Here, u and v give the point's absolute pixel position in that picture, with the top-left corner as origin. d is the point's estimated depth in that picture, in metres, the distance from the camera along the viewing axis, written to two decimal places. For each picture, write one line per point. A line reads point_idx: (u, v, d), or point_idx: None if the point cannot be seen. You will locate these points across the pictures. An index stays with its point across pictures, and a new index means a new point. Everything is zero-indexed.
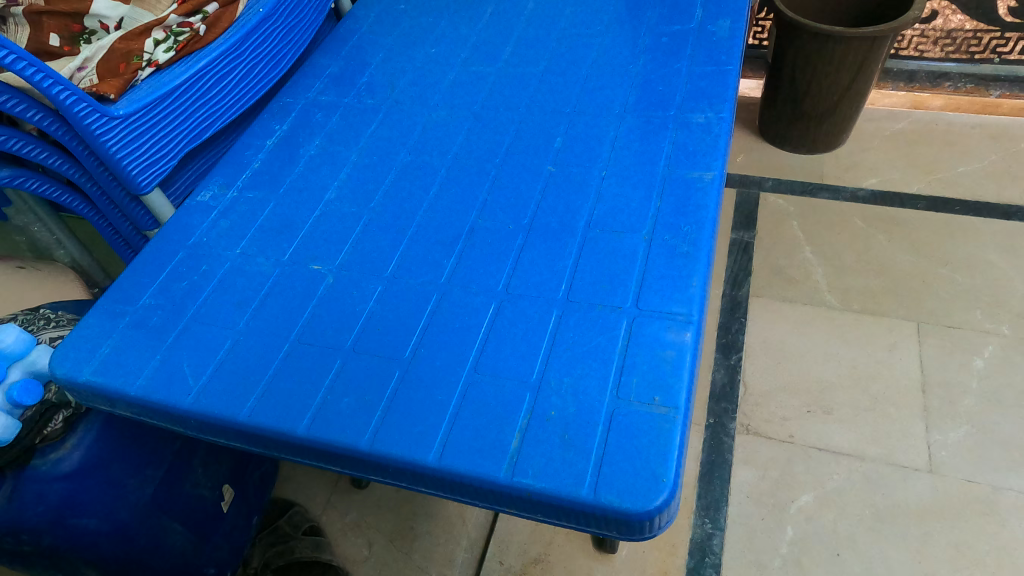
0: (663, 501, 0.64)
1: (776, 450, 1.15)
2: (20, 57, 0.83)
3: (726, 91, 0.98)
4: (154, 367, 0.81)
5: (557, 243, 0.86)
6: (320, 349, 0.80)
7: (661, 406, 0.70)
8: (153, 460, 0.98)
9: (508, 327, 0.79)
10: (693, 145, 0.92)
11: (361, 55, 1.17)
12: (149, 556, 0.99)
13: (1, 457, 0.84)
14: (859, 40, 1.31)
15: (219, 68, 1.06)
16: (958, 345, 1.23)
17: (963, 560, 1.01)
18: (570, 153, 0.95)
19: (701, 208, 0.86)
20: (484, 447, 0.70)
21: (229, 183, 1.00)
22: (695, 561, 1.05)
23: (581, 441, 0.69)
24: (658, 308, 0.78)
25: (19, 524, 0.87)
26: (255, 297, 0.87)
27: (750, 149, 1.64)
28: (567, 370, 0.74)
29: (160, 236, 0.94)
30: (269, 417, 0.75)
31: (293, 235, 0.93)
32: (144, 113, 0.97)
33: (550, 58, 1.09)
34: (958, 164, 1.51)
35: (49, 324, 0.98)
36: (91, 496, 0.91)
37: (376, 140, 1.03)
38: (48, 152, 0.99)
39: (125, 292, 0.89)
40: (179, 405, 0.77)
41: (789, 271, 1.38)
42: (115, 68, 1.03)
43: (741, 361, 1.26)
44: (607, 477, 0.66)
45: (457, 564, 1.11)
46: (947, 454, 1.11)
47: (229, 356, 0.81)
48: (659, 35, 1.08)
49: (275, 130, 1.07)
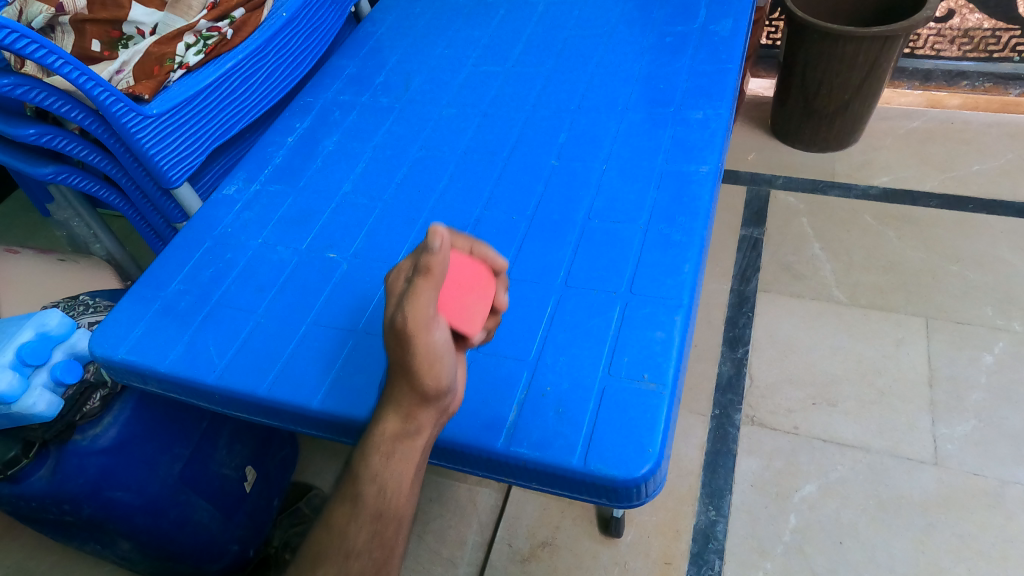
0: (649, 470, 0.68)
1: (781, 441, 1.17)
2: (66, 62, 0.90)
3: (725, 88, 1.02)
4: (181, 347, 0.87)
5: (558, 233, 0.90)
6: (334, 331, 0.85)
7: (650, 382, 0.74)
8: (180, 439, 1.04)
9: (509, 310, 0.83)
10: (692, 140, 0.96)
11: (379, 56, 1.23)
12: (179, 531, 1.05)
13: (47, 430, 0.91)
14: (871, 39, 1.34)
15: (244, 70, 1.12)
16: (968, 341, 1.24)
17: (966, 551, 1.03)
18: (573, 147, 0.99)
19: (697, 199, 0.89)
20: (482, 420, 0.74)
21: (253, 178, 1.06)
22: (698, 547, 1.08)
23: (573, 414, 0.73)
24: (650, 293, 0.81)
25: (60, 494, 0.93)
26: (275, 283, 0.92)
27: (762, 147, 1.66)
28: (563, 350, 0.78)
29: (190, 228, 1.01)
30: (286, 392, 0.80)
31: (311, 226, 0.98)
32: (175, 112, 1.03)
33: (557, 57, 1.13)
34: (974, 162, 1.51)
35: (88, 310, 1.05)
36: (125, 470, 0.97)
37: (390, 136, 1.08)
38: (88, 149, 1.05)
39: (156, 278, 0.95)
40: (203, 381, 0.83)
41: (797, 267, 1.40)
42: (149, 71, 1.10)
43: (748, 353, 1.29)
44: (596, 448, 0.70)
45: (468, 544, 1.13)
46: (953, 447, 1.13)
47: (251, 336, 0.87)
48: (662, 34, 1.12)
49: (297, 128, 1.12)
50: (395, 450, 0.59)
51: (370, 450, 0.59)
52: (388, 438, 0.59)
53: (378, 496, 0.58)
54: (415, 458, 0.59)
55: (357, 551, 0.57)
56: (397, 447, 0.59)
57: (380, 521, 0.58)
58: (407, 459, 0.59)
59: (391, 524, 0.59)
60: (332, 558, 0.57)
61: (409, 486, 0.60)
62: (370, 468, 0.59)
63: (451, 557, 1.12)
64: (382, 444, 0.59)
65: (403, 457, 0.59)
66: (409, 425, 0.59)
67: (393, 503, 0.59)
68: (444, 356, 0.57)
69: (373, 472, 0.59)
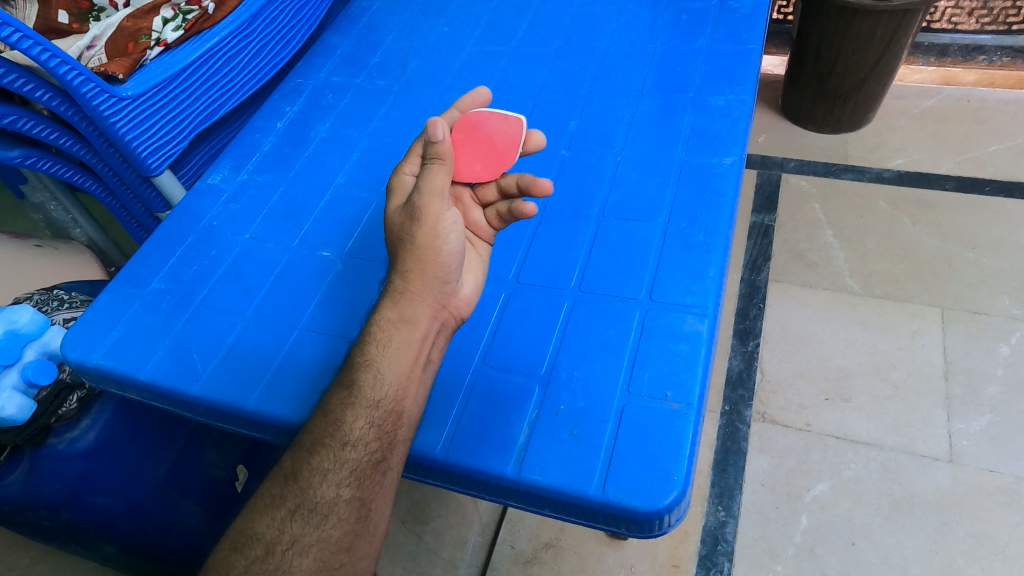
0: (674, 500, 0.63)
1: (793, 438, 1.13)
2: (26, 35, 0.81)
3: (748, 72, 0.95)
4: (163, 352, 0.81)
5: (570, 232, 0.84)
6: (330, 337, 0.79)
7: (673, 401, 0.68)
8: (165, 442, 0.99)
9: (520, 316, 0.77)
10: (714, 129, 0.90)
11: (373, 33, 1.15)
12: (161, 538, 0.94)
13: (22, 433, 0.86)
14: (889, 14, 1.28)
15: (229, 48, 1.05)
16: (984, 332, 1.20)
17: (982, 551, 0.99)
18: (585, 137, 0.93)
19: (720, 195, 0.83)
20: (491, 441, 0.69)
21: (240, 166, 0.99)
22: (707, 549, 1.04)
23: (591, 437, 0.67)
24: (672, 299, 0.76)
25: (36, 500, 0.88)
26: (264, 283, 0.86)
27: (772, 129, 1.61)
28: (578, 363, 0.72)
29: (171, 219, 0.94)
30: (278, 406, 0.74)
31: (302, 220, 0.92)
32: (152, 93, 0.96)
33: (567, 36, 1.06)
34: (989, 143, 1.46)
35: (62, 305, 0.98)
36: (110, 474, 0.92)
37: (387, 123, 1.01)
38: (59, 132, 0.98)
39: (136, 275, 0.88)
40: (188, 391, 0.77)
41: (809, 256, 1.35)
42: (124, 48, 1.03)
43: (759, 347, 1.24)
44: (617, 475, 0.64)
45: (469, 546, 1.09)
46: (968, 443, 1.09)
47: (237, 343, 0.80)
48: (679, 12, 1.05)
49: (286, 112, 1.06)
50: (391, 339, 0.65)
51: (368, 344, 0.66)
52: (385, 330, 0.65)
53: (374, 386, 0.64)
54: (413, 348, 0.65)
55: (354, 439, 0.62)
56: (393, 339, 0.65)
57: (377, 411, 0.63)
58: (403, 351, 0.65)
59: (388, 414, 0.64)
60: (329, 448, 0.63)
61: (407, 374, 0.65)
62: (369, 360, 0.65)
63: (450, 559, 1.07)
64: (381, 337, 0.65)
65: (398, 347, 0.65)
66: (406, 322, 0.65)
67: (390, 393, 0.64)
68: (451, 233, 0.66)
69: (369, 361, 0.65)
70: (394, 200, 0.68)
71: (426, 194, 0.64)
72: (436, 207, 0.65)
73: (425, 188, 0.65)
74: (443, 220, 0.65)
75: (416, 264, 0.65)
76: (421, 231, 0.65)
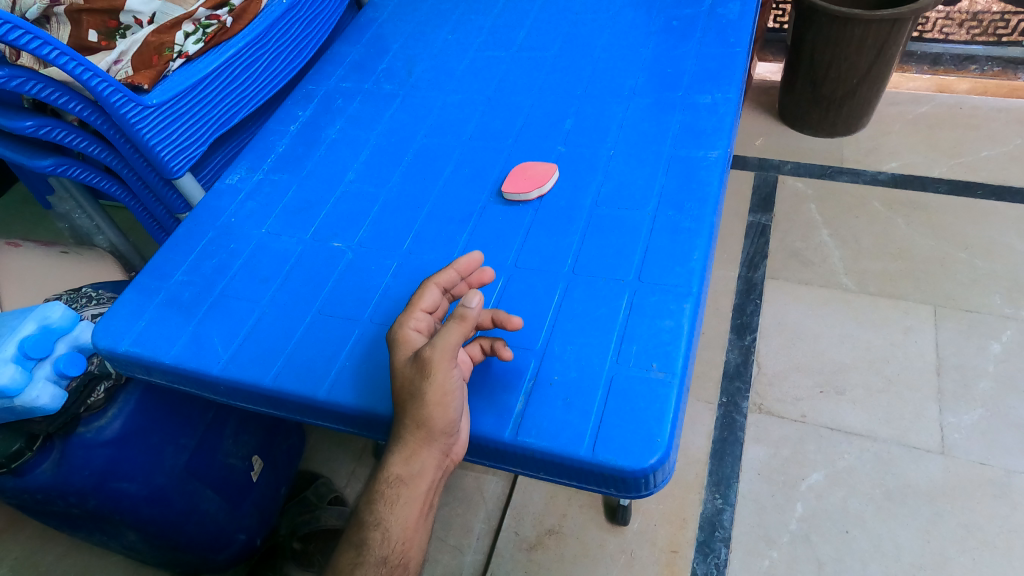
0: (658, 460, 0.66)
1: (788, 430, 1.17)
2: (63, 52, 0.88)
3: (734, 74, 1.00)
4: (185, 339, 0.86)
5: (566, 219, 0.88)
6: (341, 320, 0.85)
7: (660, 371, 0.72)
8: (188, 429, 1.04)
9: (517, 297, 0.81)
10: (701, 126, 0.95)
11: (381, 42, 1.22)
12: (185, 521, 1.04)
13: (53, 424, 0.88)
14: (878, 22, 1.33)
15: (246, 57, 1.13)
16: (976, 329, 1.24)
17: (972, 541, 1.02)
18: (580, 133, 0.98)
19: (706, 185, 0.88)
20: (490, 409, 0.72)
21: (255, 167, 1.05)
22: (705, 535, 1.08)
23: (582, 404, 0.71)
24: (659, 281, 0.80)
25: (65, 486, 0.92)
26: (279, 273, 0.91)
27: (769, 133, 1.66)
28: (571, 339, 0.76)
29: (193, 219, 1.00)
30: (293, 382, 0.79)
31: (314, 216, 0.98)
32: (175, 101, 1.03)
33: (564, 39, 1.12)
34: (982, 148, 1.51)
35: (91, 302, 1.04)
36: (132, 460, 0.97)
37: (394, 123, 1.07)
38: (88, 140, 1.05)
39: (160, 269, 0.94)
40: (209, 372, 0.82)
41: (805, 254, 1.39)
42: (149, 61, 1.09)
43: (756, 341, 1.29)
44: (605, 438, 0.68)
45: (475, 533, 1.13)
46: (960, 436, 1.12)
47: (256, 327, 0.86)
48: (670, 18, 1.11)
49: (298, 116, 1.12)
50: (399, 496, 0.67)
51: (375, 501, 0.68)
52: (392, 487, 0.67)
53: (381, 543, 0.67)
54: (418, 500, 0.68)
55: None
56: (400, 496, 0.67)
57: (385, 567, 0.67)
58: (409, 505, 0.67)
59: (396, 567, 0.67)
60: None
61: (412, 526, 0.68)
62: (377, 517, 0.68)
63: (457, 545, 1.12)
64: (388, 494, 0.67)
65: (404, 502, 0.67)
66: (413, 478, 0.67)
67: (396, 547, 0.67)
68: (457, 390, 0.66)
69: (378, 519, 0.68)
70: (399, 352, 0.68)
71: (438, 350, 0.64)
72: (443, 365, 0.64)
73: (438, 345, 0.64)
74: (448, 379, 0.65)
75: (415, 405, 0.65)
76: (430, 388, 0.64)
